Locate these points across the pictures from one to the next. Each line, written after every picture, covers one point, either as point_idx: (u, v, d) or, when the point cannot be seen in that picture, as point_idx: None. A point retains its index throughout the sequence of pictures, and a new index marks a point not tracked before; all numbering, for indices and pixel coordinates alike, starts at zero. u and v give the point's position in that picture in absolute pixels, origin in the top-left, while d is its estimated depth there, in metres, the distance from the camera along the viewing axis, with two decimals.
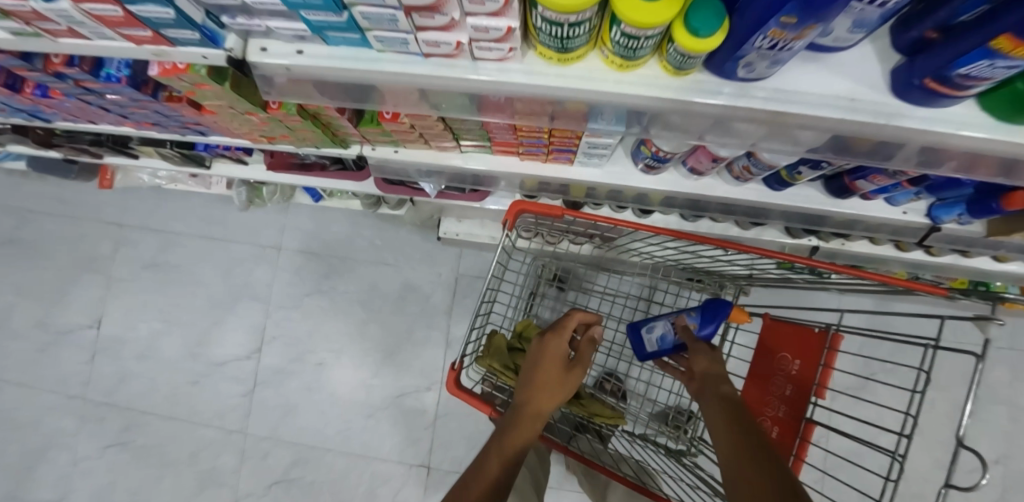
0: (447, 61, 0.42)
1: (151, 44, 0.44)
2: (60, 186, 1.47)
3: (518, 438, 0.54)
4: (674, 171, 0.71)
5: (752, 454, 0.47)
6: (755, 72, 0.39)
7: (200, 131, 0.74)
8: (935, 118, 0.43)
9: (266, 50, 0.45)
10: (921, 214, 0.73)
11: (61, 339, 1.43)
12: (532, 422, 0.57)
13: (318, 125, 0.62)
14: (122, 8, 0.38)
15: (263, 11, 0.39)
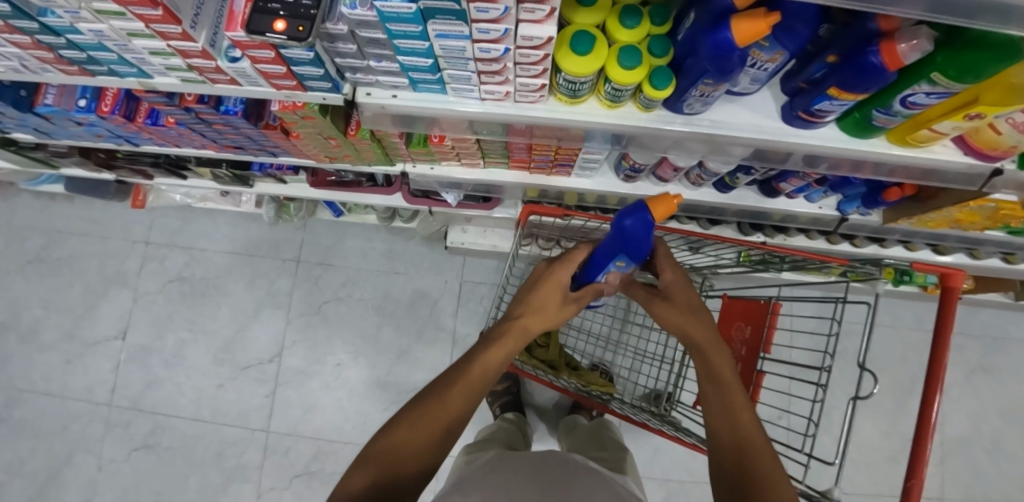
0: (496, 103, 0.63)
1: (289, 90, 0.63)
2: (88, 207, 1.52)
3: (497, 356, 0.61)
4: (645, 180, 0.93)
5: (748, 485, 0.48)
6: (694, 109, 0.62)
7: (273, 153, 0.90)
8: (813, 137, 0.65)
9: (370, 94, 0.65)
10: (832, 208, 0.94)
11: (89, 351, 1.48)
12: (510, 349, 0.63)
13: (379, 146, 0.81)
14: (287, 67, 0.58)
15: (379, 72, 0.60)
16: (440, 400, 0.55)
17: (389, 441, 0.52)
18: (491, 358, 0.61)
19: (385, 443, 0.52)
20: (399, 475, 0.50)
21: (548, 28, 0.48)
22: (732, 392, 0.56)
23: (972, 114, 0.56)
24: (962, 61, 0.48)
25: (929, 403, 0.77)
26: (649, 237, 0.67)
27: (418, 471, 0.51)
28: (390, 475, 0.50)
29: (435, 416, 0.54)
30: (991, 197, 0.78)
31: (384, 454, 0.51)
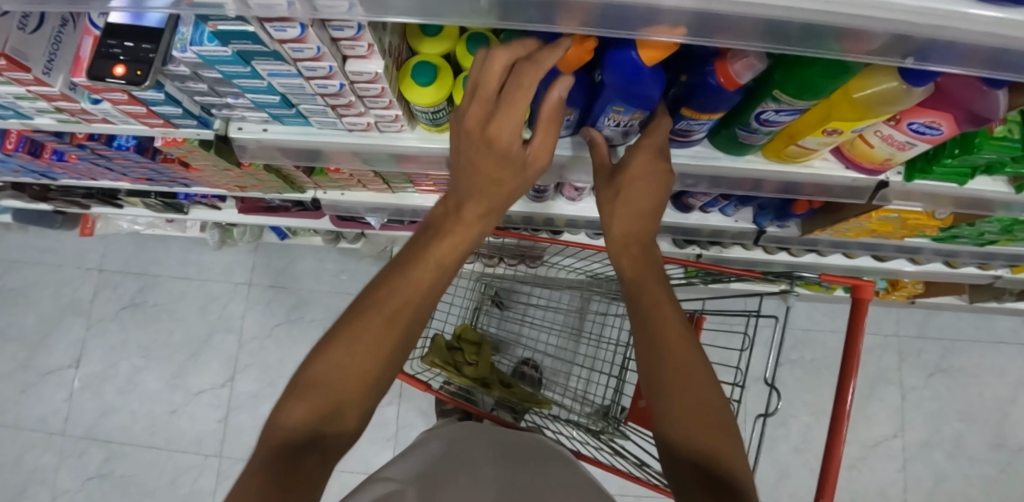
0: (364, 134, 0.64)
1: (161, 127, 0.64)
2: (42, 236, 1.53)
3: (441, 258, 0.47)
4: (556, 199, 0.93)
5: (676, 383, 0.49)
6: (557, 132, 0.62)
7: (185, 183, 0.90)
8: (682, 154, 0.65)
9: (242, 128, 0.66)
10: (749, 221, 0.94)
11: (43, 380, 1.46)
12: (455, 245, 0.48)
13: (280, 176, 0.82)
14: (146, 107, 0.58)
15: (241, 108, 0.61)
16: (369, 332, 0.42)
17: (312, 383, 0.40)
18: (431, 266, 0.47)
19: (304, 385, 0.40)
20: (330, 424, 0.39)
21: (375, 62, 0.49)
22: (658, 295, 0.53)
23: (830, 130, 0.55)
24: (796, 77, 0.47)
25: (845, 391, 0.77)
26: (656, 86, 0.47)
27: (357, 415, 0.41)
28: (318, 426, 0.39)
29: (372, 348, 0.42)
30: (892, 207, 0.76)
31: (311, 395, 0.39)
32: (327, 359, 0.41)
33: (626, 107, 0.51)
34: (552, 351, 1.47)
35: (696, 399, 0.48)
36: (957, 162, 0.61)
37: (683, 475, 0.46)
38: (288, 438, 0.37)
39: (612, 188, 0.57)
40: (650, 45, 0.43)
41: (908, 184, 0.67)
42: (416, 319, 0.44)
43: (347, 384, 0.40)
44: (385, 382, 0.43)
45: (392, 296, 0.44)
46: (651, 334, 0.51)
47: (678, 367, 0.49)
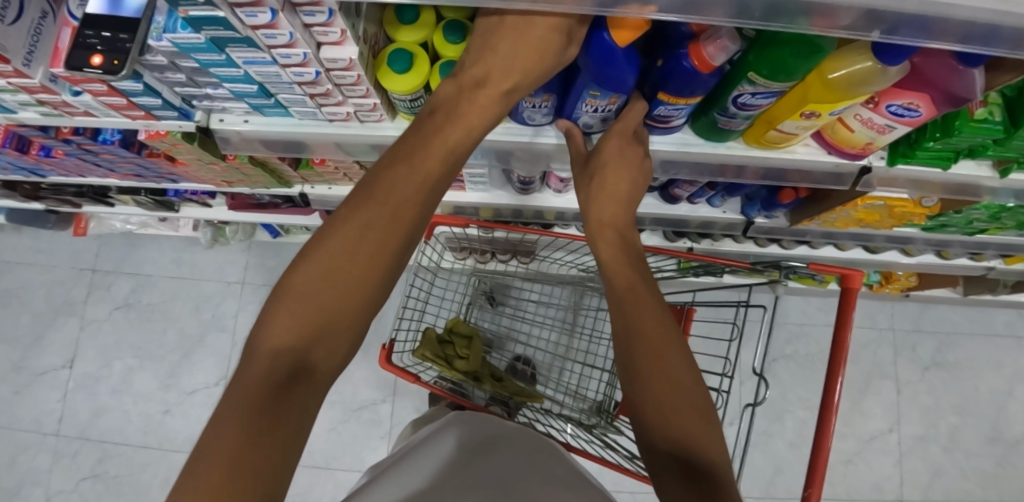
0: (344, 124, 0.64)
1: (143, 120, 0.64)
2: (35, 237, 1.54)
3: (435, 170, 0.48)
4: (543, 192, 0.94)
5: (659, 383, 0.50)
6: (537, 120, 0.62)
7: (173, 179, 0.91)
8: (662, 141, 0.65)
9: (223, 120, 0.67)
10: (738, 212, 0.93)
11: (37, 381, 1.46)
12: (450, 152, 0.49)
13: (265, 170, 0.82)
14: (126, 99, 0.58)
15: (220, 98, 0.61)
16: (365, 236, 0.43)
17: (301, 292, 0.40)
18: (426, 175, 0.47)
19: (291, 291, 0.41)
20: (317, 346, 0.40)
21: (349, 49, 0.49)
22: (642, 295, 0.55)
23: (807, 113, 0.55)
24: (770, 57, 0.47)
25: (834, 381, 0.75)
26: (631, 71, 0.48)
27: (346, 337, 0.41)
28: (306, 345, 0.39)
29: (364, 258, 0.43)
30: (876, 194, 0.76)
31: (300, 308, 0.40)
32: (317, 266, 0.41)
33: (603, 91, 0.51)
34: (546, 348, 1.47)
35: (673, 384, 0.50)
36: (939, 146, 0.61)
37: (663, 463, 0.47)
38: (275, 356, 0.38)
39: (587, 177, 0.61)
40: (621, 26, 0.43)
41: (891, 169, 0.67)
42: (410, 227, 0.45)
43: (336, 297, 0.41)
44: (375, 301, 0.44)
45: (388, 201, 0.45)
46: (629, 321, 0.53)
47: (655, 353, 0.51)
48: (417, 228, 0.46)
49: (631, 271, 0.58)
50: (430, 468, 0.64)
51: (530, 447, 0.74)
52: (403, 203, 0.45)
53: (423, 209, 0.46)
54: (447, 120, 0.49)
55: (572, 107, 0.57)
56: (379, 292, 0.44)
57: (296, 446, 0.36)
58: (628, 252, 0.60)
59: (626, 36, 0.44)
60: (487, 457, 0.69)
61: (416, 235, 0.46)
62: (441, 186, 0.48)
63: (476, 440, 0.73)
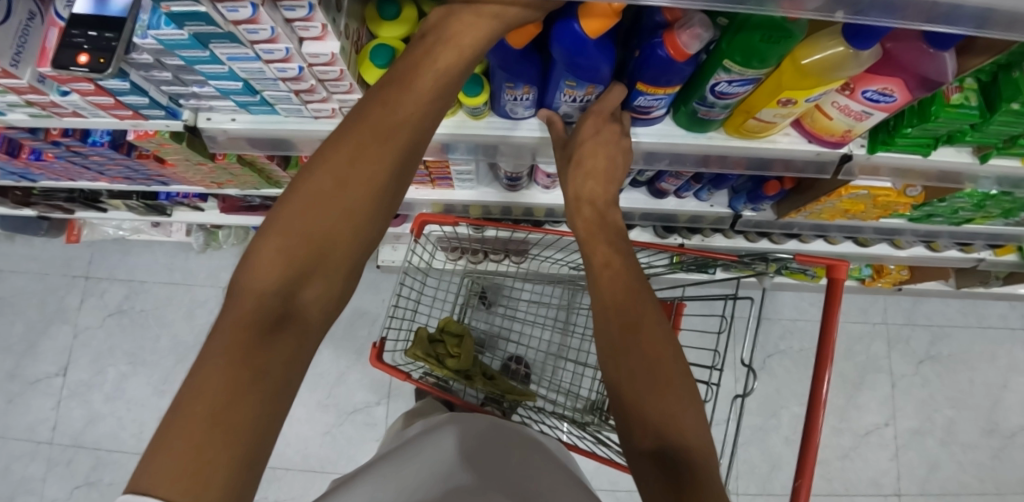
0: (329, 120, 0.65)
1: (131, 119, 0.65)
2: (28, 245, 1.53)
3: (412, 113, 0.45)
4: (532, 188, 0.95)
5: (647, 371, 0.51)
6: (519, 113, 0.63)
7: (163, 181, 0.91)
8: (644, 133, 0.66)
9: (210, 119, 0.67)
10: (725, 205, 0.94)
11: (30, 389, 1.45)
12: (440, 80, 0.46)
13: (254, 170, 0.83)
14: (113, 98, 0.59)
15: (206, 97, 0.61)
16: (353, 164, 0.44)
17: (292, 224, 0.42)
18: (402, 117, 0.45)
19: (278, 230, 0.42)
20: (310, 283, 0.41)
21: (331, 44, 0.49)
22: (631, 284, 0.56)
23: (784, 101, 0.55)
24: (741, 45, 0.48)
25: (821, 375, 0.75)
26: (603, 60, 0.48)
27: (338, 275, 0.43)
28: (294, 283, 0.41)
29: (352, 192, 0.43)
30: (860, 183, 0.77)
31: (290, 240, 0.41)
32: (306, 198, 0.42)
33: (580, 80, 0.52)
34: (541, 347, 1.47)
35: (650, 362, 0.51)
36: (918, 132, 0.62)
37: (638, 446, 0.49)
38: (263, 294, 0.39)
39: (565, 157, 0.62)
40: (592, 15, 0.44)
41: (872, 157, 0.68)
42: (399, 162, 0.45)
43: (323, 233, 0.42)
44: (363, 239, 0.44)
45: (373, 132, 0.44)
46: (604, 298, 0.56)
47: (633, 328, 0.53)
48: (407, 163, 0.46)
49: (609, 247, 0.60)
50: (415, 462, 0.65)
51: (520, 447, 0.73)
52: (389, 135, 0.44)
53: (410, 143, 0.46)
54: (430, 51, 0.46)
55: (553, 99, 0.58)
56: (369, 229, 0.45)
57: (281, 412, 0.36)
58: (605, 228, 0.62)
59: (596, 26, 0.44)
60: (474, 451, 0.69)
61: (405, 172, 0.47)
62: (432, 121, 0.47)
63: (466, 433, 0.74)
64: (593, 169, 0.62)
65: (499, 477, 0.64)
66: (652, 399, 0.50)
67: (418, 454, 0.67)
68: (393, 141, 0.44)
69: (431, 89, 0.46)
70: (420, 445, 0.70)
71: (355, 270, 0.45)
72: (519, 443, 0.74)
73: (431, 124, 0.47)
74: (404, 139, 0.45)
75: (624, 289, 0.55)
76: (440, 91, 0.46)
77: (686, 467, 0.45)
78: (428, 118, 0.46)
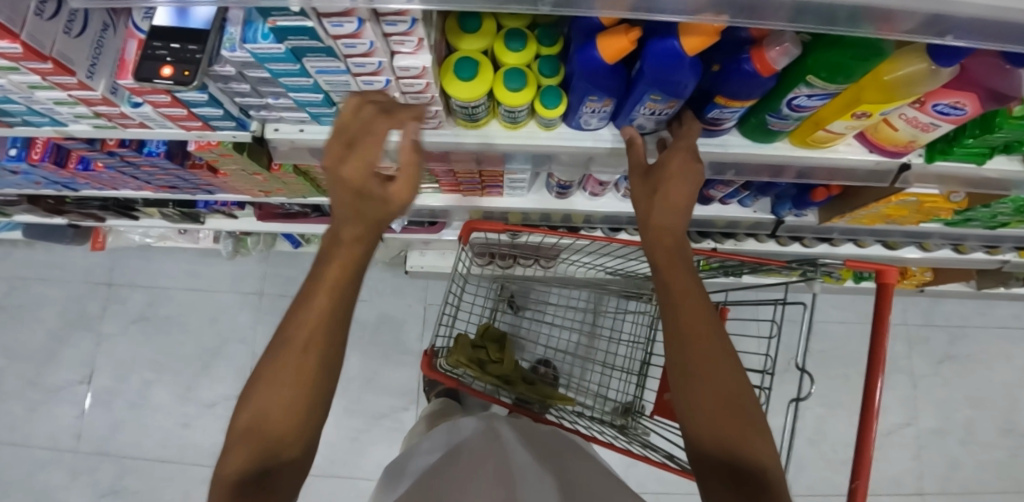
0: (400, 131, 0.66)
1: (198, 130, 0.64)
2: (48, 252, 1.51)
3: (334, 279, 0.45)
4: (579, 194, 0.96)
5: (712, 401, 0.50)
6: (591, 125, 0.63)
7: (209, 190, 0.91)
8: (711, 144, 0.67)
9: (278, 130, 0.66)
10: (767, 211, 0.95)
11: (52, 397, 1.43)
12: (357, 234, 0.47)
13: (306, 178, 0.83)
14: (187, 109, 0.59)
15: (279, 109, 0.61)
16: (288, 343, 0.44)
17: (247, 429, 0.42)
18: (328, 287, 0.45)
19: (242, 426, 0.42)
20: (274, 459, 0.42)
21: (422, 57, 0.49)
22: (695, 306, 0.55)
23: (859, 113, 0.57)
24: (829, 61, 0.49)
25: (874, 379, 0.76)
26: (694, 76, 0.49)
27: (297, 449, 0.43)
28: (259, 466, 0.41)
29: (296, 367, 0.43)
30: (910, 190, 0.78)
31: (245, 445, 0.41)
32: (254, 401, 0.42)
33: (665, 96, 0.53)
34: (566, 349, 1.48)
35: (722, 398, 0.51)
36: (977, 142, 0.63)
37: (707, 468, 0.51)
38: (236, 487, 0.40)
39: (648, 184, 0.61)
40: (695, 33, 0.45)
41: (928, 166, 0.69)
42: (332, 336, 0.45)
43: (277, 430, 0.42)
44: (317, 414, 0.44)
45: (300, 329, 0.44)
46: (679, 327, 0.54)
47: (706, 361, 0.52)
48: (342, 334, 0.46)
49: (687, 279, 0.57)
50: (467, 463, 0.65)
51: (554, 452, 0.75)
52: (311, 325, 0.44)
53: (342, 317, 0.46)
54: (335, 230, 0.47)
55: (631, 112, 0.59)
56: (321, 402, 0.44)
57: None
58: (680, 259, 0.58)
59: (697, 43, 0.45)
60: (515, 452, 0.70)
61: (343, 342, 0.46)
62: (353, 290, 0.47)
63: (506, 439, 0.73)
64: (674, 200, 0.59)
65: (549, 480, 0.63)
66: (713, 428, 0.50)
67: (464, 456, 0.68)
68: (320, 326, 0.44)
69: (344, 269, 0.46)
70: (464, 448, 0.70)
71: (316, 437, 0.45)
72: (549, 446, 0.76)
73: (355, 292, 0.47)
74: (333, 317, 0.45)
75: (689, 313, 0.54)
76: (356, 260, 0.47)
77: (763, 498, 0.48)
78: (348, 296, 0.46)
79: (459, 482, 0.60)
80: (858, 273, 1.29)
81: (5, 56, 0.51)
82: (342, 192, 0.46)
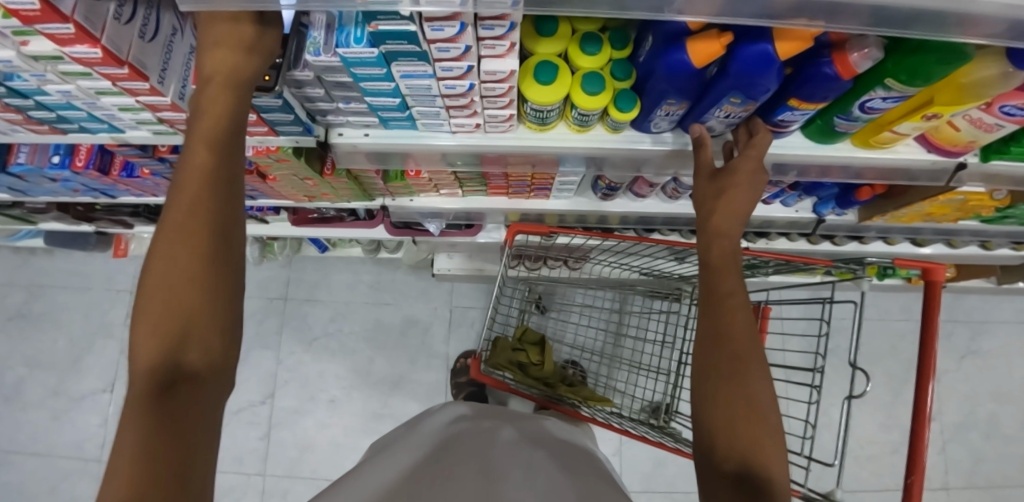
0: (467, 135, 0.66)
1: (261, 136, 0.64)
2: (69, 260, 1.49)
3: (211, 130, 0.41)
4: (624, 196, 0.96)
5: (735, 400, 0.53)
6: (661, 128, 0.64)
7: (251, 196, 0.91)
8: (776, 145, 0.67)
9: (342, 134, 0.67)
10: (808, 210, 0.96)
11: (75, 406, 1.41)
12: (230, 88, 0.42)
13: (356, 183, 0.83)
14: (257, 115, 0.58)
15: (348, 113, 0.61)
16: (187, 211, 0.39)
17: (148, 318, 0.36)
18: (205, 141, 0.41)
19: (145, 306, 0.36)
20: (189, 347, 0.36)
21: (510, 61, 0.49)
22: (732, 307, 0.57)
23: (929, 114, 0.57)
24: (911, 65, 0.49)
25: (926, 379, 0.76)
26: (778, 79, 0.50)
27: (214, 333, 0.37)
28: (172, 358, 0.35)
29: (192, 228, 0.38)
30: (959, 189, 0.79)
31: (152, 332, 0.35)
32: (151, 285, 0.37)
33: (746, 98, 0.53)
34: (593, 348, 1.47)
35: (745, 397, 0.53)
36: None
37: (717, 469, 0.51)
38: (150, 384, 0.34)
39: (711, 188, 0.62)
40: (789, 37, 0.45)
41: (984, 165, 0.70)
42: (224, 199, 0.41)
43: (175, 308, 0.36)
44: (223, 292, 0.39)
45: (176, 198, 0.39)
46: (720, 326, 0.56)
47: (736, 362, 0.54)
48: (236, 201, 0.42)
49: (736, 281, 0.58)
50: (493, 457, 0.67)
51: (548, 443, 0.77)
52: (194, 189, 0.39)
53: (229, 177, 0.42)
54: (202, 92, 0.42)
55: (705, 114, 0.59)
56: (230, 278, 0.40)
57: (212, 440, 0.37)
58: (732, 264, 0.59)
59: (791, 48, 0.46)
60: (509, 445, 0.71)
61: (240, 206, 0.42)
62: (238, 147, 0.43)
63: (504, 433, 0.75)
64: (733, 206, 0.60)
65: (545, 470, 0.66)
66: (731, 426, 0.52)
67: (488, 448, 0.69)
68: (208, 187, 0.40)
69: (225, 123, 0.42)
70: (460, 442, 0.71)
71: (233, 332, 0.40)
72: (546, 440, 0.78)
73: (240, 153, 0.43)
74: (220, 176, 0.41)
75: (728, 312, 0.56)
76: (235, 116, 0.43)
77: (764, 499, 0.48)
78: (232, 155, 0.42)
79: (444, 481, 0.59)
80: (884, 271, 1.31)
81: (82, 62, 0.50)
82: (220, 51, 0.42)
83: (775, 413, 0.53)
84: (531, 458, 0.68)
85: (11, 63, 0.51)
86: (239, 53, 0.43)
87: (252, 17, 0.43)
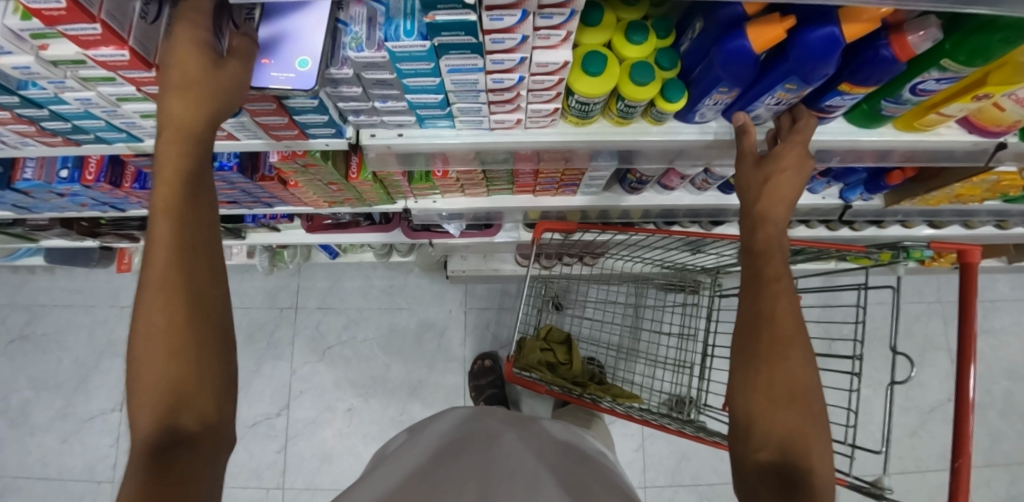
0: (505, 131, 0.64)
1: (290, 139, 0.61)
2: (71, 277, 1.45)
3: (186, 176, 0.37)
4: (651, 189, 0.95)
5: (777, 387, 0.50)
6: (705, 117, 0.62)
7: (269, 203, 0.87)
8: (822, 132, 0.66)
9: (374, 135, 0.64)
10: (835, 197, 0.95)
11: (84, 427, 1.37)
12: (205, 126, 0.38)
13: (380, 185, 0.80)
14: (289, 118, 0.55)
15: (383, 112, 0.58)
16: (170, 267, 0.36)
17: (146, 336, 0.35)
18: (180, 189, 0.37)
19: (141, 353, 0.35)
20: (186, 407, 0.35)
21: (563, 52, 0.46)
22: (773, 291, 0.54)
23: (980, 95, 0.56)
24: (972, 45, 0.48)
25: (967, 366, 0.75)
26: (836, 64, 0.48)
27: (209, 350, 0.37)
28: (168, 416, 0.34)
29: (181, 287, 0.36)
30: (993, 170, 0.79)
31: (149, 352, 0.35)
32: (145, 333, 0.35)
33: (802, 84, 0.52)
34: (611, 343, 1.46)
35: (784, 382, 0.51)
36: None
37: (754, 459, 0.49)
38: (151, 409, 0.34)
39: (761, 173, 0.60)
40: (856, 19, 0.44)
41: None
42: (197, 265, 0.37)
43: (169, 377, 0.35)
44: (213, 342, 0.38)
45: (146, 277, 0.35)
46: (761, 309, 0.54)
47: (778, 347, 0.52)
48: (212, 260, 0.39)
49: (781, 264, 0.56)
50: (515, 461, 0.64)
51: (553, 445, 0.73)
52: (164, 262, 0.35)
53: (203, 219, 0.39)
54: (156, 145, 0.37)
55: (754, 101, 0.58)
56: (213, 329, 0.38)
57: (211, 452, 0.37)
58: (774, 250, 0.56)
59: (858, 30, 0.44)
60: (514, 447, 0.68)
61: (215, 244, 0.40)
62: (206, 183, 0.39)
63: (505, 437, 0.71)
64: (778, 192, 0.58)
65: (548, 474, 0.62)
66: (766, 411, 0.50)
67: (501, 451, 0.67)
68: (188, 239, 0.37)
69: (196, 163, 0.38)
70: (471, 445, 0.69)
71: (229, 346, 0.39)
72: (547, 442, 0.74)
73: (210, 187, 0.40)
74: (189, 243, 0.37)
75: (771, 296, 0.54)
76: (196, 162, 0.38)
77: (804, 492, 0.46)
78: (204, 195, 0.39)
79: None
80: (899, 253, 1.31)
81: (106, 66, 0.46)
82: (171, 99, 0.37)
83: (821, 399, 0.51)
84: (540, 463, 0.65)
85: (29, 70, 0.47)
86: (195, 94, 0.37)
87: (211, 50, 0.38)
